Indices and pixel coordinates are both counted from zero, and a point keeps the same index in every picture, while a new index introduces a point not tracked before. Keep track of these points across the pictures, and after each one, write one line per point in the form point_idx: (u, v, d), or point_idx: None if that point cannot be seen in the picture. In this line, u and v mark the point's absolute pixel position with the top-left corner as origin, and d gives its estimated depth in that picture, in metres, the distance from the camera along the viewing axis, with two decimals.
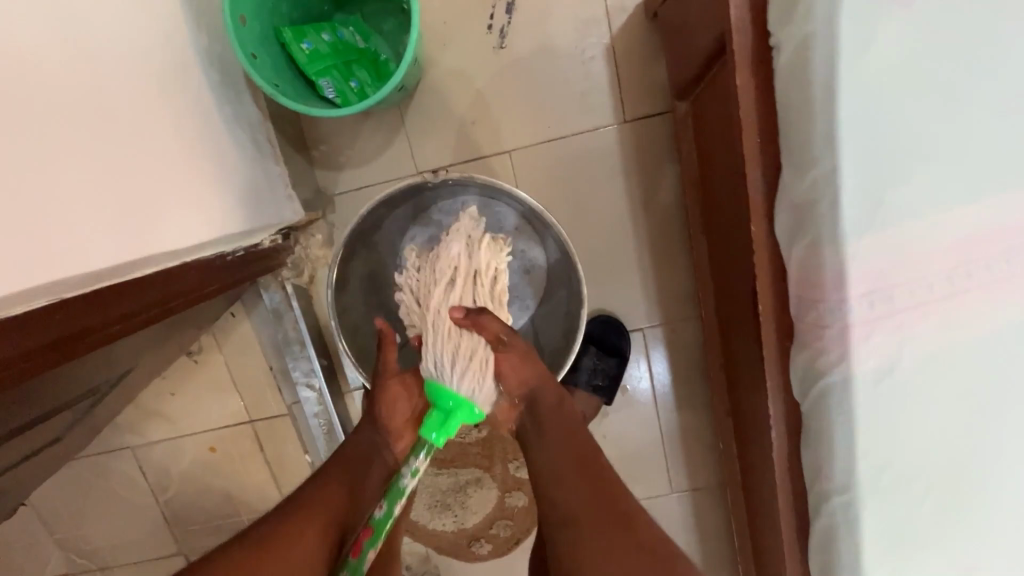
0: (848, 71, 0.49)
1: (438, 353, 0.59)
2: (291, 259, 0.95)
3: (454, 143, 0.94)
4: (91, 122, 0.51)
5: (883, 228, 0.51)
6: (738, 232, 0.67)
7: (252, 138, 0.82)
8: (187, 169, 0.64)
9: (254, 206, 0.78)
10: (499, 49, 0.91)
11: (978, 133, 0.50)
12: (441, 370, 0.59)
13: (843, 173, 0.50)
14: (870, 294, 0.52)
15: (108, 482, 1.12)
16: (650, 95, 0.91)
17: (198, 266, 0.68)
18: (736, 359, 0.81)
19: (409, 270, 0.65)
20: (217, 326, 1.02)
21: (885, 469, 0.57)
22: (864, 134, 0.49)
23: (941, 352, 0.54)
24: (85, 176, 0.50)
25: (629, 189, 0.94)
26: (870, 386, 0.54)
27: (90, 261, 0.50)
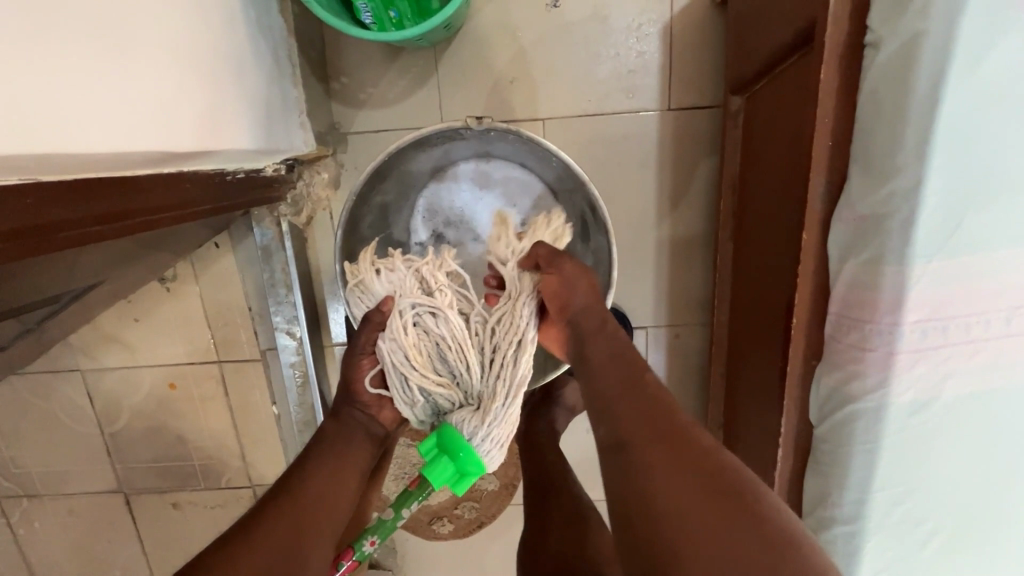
0: (957, 79, 0.45)
1: (493, 426, 0.58)
2: (291, 195, 0.87)
3: (487, 100, 0.87)
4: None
5: (949, 255, 0.48)
6: (779, 239, 0.64)
7: (273, 50, 0.74)
8: (201, 67, 0.57)
9: (266, 127, 0.70)
10: (552, 8, 0.84)
11: None
12: (478, 440, 0.58)
13: (925, 190, 0.47)
14: (923, 323, 0.49)
15: (49, 404, 1.03)
16: (700, 86, 0.86)
17: (193, 180, 0.60)
18: (744, 372, 0.79)
19: (441, 317, 0.60)
20: (197, 255, 0.94)
21: (897, 506, 0.55)
22: (958, 149, 0.46)
23: (981, 391, 0.51)
24: (92, 43, 0.42)
25: (660, 181, 0.90)
26: (903, 418, 0.52)
27: (88, 143, 0.42)
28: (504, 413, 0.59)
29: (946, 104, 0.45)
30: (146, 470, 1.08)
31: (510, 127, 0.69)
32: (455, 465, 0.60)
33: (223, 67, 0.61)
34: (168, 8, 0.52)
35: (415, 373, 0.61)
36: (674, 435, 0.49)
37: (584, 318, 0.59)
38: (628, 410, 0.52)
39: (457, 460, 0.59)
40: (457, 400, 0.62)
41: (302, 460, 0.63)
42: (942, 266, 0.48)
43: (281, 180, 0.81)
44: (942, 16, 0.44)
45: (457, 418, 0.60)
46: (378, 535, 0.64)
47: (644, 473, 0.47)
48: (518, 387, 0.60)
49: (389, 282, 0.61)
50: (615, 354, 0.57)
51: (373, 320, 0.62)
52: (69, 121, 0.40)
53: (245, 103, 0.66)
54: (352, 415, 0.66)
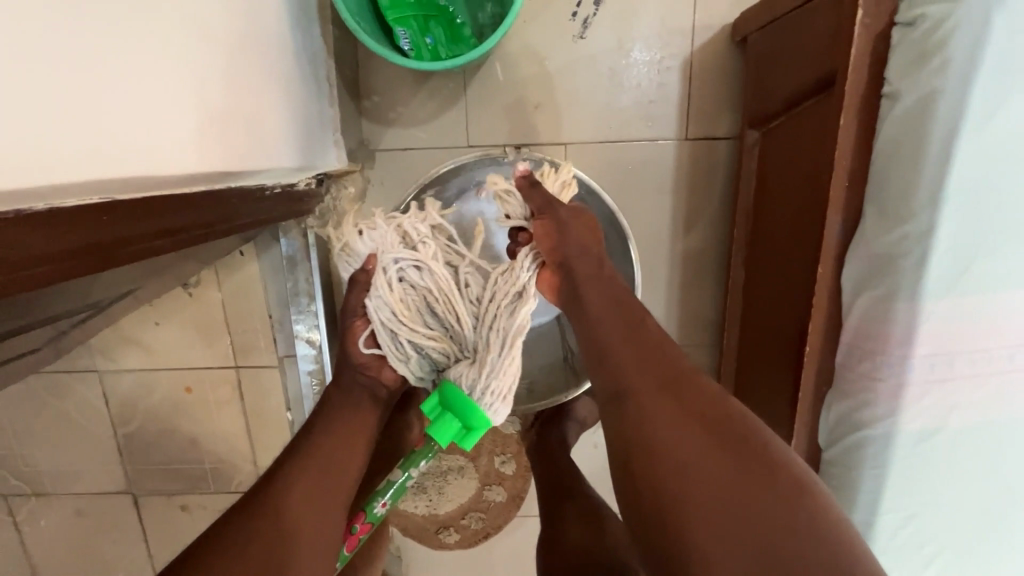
0: (969, 134, 0.49)
1: (490, 375, 0.59)
2: (319, 208, 0.89)
3: (512, 123, 0.91)
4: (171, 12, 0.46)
5: (958, 295, 0.52)
6: (793, 269, 0.68)
7: (313, 71, 0.77)
8: (252, 89, 0.60)
9: (306, 145, 0.73)
10: (578, 38, 0.88)
11: None
12: (474, 387, 0.60)
13: (938, 234, 0.50)
14: (932, 357, 0.53)
15: (63, 403, 1.04)
16: (717, 117, 0.90)
17: (238, 195, 0.63)
18: (752, 394, 0.82)
19: (427, 270, 0.62)
20: (221, 262, 0.95)
21: (902, 529, 0.58)
22: (968, 197, 0.50)
23: (984, 423, 0.55)
24: (158, 71, 0.45)
25: (675, 207, 0.93)
26: (910, 445, 0.55)
27: (153, 165, 0.45)
28: (502, 363, 0.60)
29: (959, 156, 0.49)
30: (156, 472, 1.09)
31: (543, 159, 0.80)
32: (460, 421, 0.62)
33: (270, 89, 0.64)
34: (224, 34, 0.54)
35: (406, 329, 0.63)
36: (671, 381, 0.51)
37: (579, 262, 0.60)
38: (626, 356, 0.54)
39: (461, 416, 0.61)
40: (452, 352, 0.64)
41: (309, 429, 0.64)
42: (951, 304, 0.52)
43: (311, 194, 0.83)
44: (955, 77, 0.48)
45: (455, 373, 0.62)
46: (389, 496, 0.66)
47: (644, 416, 0.50)
48: (512, 336, 0.60)
49: (372, 240, 0.62)
50: (610, 300, 0.58)
51: (359, 282, 0.63)
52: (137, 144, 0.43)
53: (289, 122, 0.69)
54: (353, 380, 0.67)
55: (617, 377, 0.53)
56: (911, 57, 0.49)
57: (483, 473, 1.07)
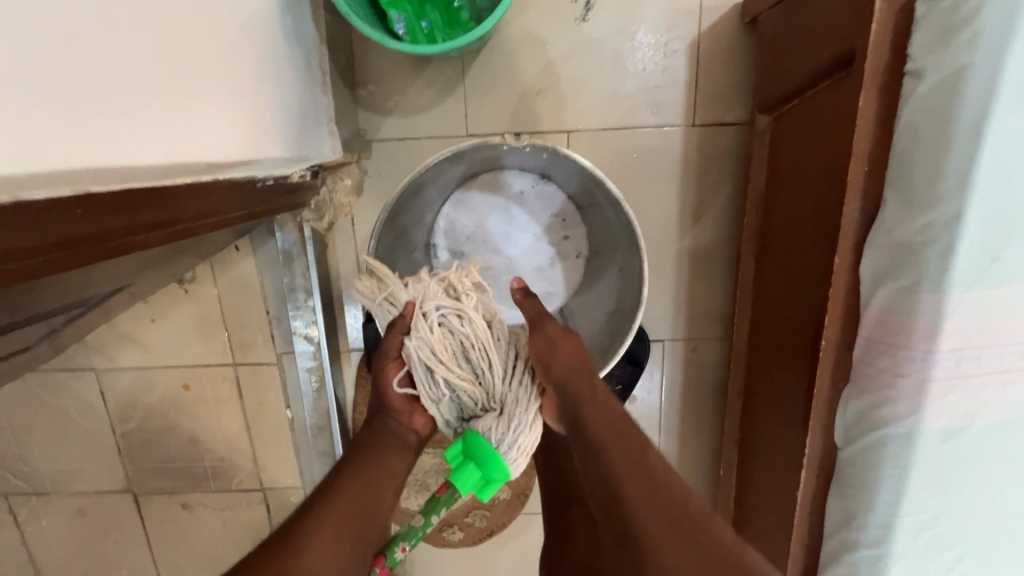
0: (1002, 113, 0.45)
1: (517, 429, 0.58)
2: (315, 201, 0.87)
3: (513, 111, 0.88)
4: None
5: (987, 285, 0.48)
6: (807, 259, 0.65)
7: (306, 58, 0.74)
8: (240, 75, 0.57)
9: (299, 135, 0.71)
10: (581, 21, 0.84)
11: None
12: (502, 439, 0.58)
13: (966, 220, 0.47)
14: (959, 352, 0.49)
15: (61, 403, 1.02)
16: (726, 102, 0.86)
17: (229, 188, 0.60)
18: (764, 389, 0.79)
19: (467, 317, 0.60)
20: (217, 257, 0.93)
21: (924, 531, 0.55)
22: (1000, 181, 0.47)
23: (1014, 421, 0.52)
24: (139, 55, 0.42)
25: (682, 196, 0.90)
26: (934, 444, 0.52)
27: (138, 154, 0.42)
28: (529, 419, 0.59)
29: (989, 137, 0.46)
30: (157, 471, 1.07)
31: (543, 143, 0.72)
32: (481, 472, 0.59)
33: (260, 76, 0.61)
34: (209, 18, 0.52)
35: (442, 369, 0.60)
36: (660, 484, 0.50)
37: (574, 372, 0.58)
38: (618, 455, 0.52)
39: (483, 466, 0.59)
40: (479, 402, 0.61)
41: (337, 472, 0.61)
42: (979, 296, 0.49)
43: (306, 186, 0.80)
44: (987, 52, 0.45)
45: (480, 425, 0.60)
46: (408, 541, 0.63)
47: (632, 497, 0.49)
48: (538, 393, 0.60)
49: (415, 288, 0.61)
50: (606, 400, 0.57)
51: (398, 325, 0.61)
52: (118, 134, 0.40)
53: (281, 111, 0.66)
54: (389, 425, 0.65)
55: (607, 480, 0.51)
56: (939, 30, 0.46)
57: None
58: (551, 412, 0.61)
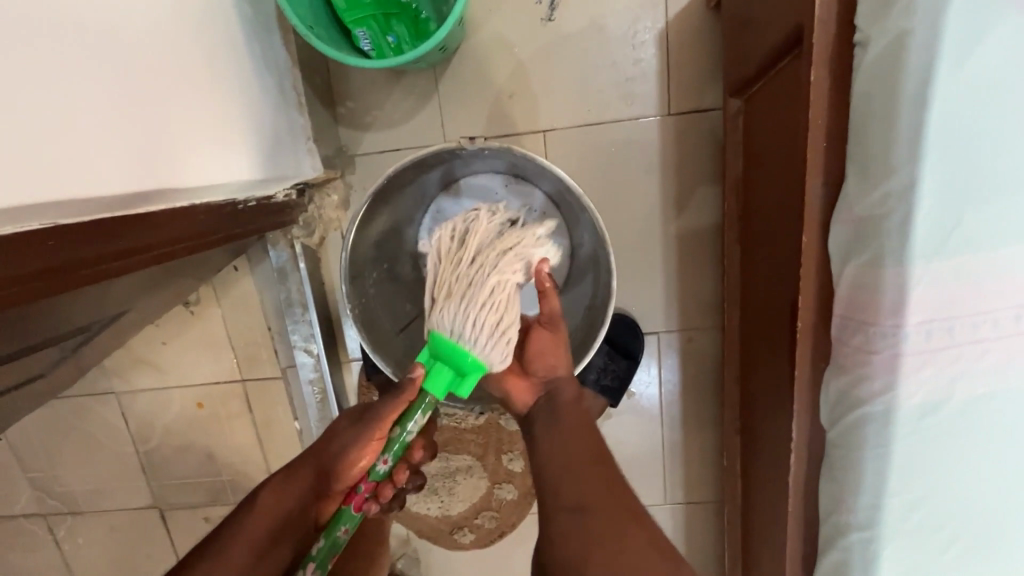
0: (946, 78, 0.44)
1: (464, 313, 0.58)
2: (303, 217, 0.90)
3: (488, 116, 0.89)
4: (104, 30, 0.46)
5: (951, 254, 0.47)
6: (781, 240, 0.64)
7: (278, 81, 0.77)
8: (207, 103, 0.60)
9: (271, 155, 0.73)
10: (547, 22, 0.85)
11: None
12: (450, 322, 0.58)
13: (921, 189, 0.46)
14: (927, 324, 0.48)
15: (88, 425, 1.08)
16: (700, 89, 0.86)
17: (206, 212, 0.62)
18: (756, 375, 0.78)
19: (480, 217, 0.63)
20: (218, 278, 0.98)
21: (912, 511, 0.54)
22: (952, 147, 0.46)
23: (994, 392, 0.50)
24: (96, 92, 0.45)
25: (664, 186, 0.89)
26: (912, 421, 0.51)
27: (100, 186, 0.45)
28: (481, 308, 0.58)
29: (936, 103, 0.45)
30: (179, 487, 1.12)
31: (501, 146, 0.72)
32: (451, 368, 0.60)
33: (229, 102, 0.64)
34: (169, 50, 0.54)
35: (440, 254, 0.63)
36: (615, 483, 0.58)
37: (566, 385, 0.68)
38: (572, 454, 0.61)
39: (452, 360, 0.60)
40: (442, 286, 0.61)
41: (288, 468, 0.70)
42: (944, 266, 0.47)
43: (292, 205, 0.83)
44: (927, 15, 0.44)
45: (438, 312, 0.59)
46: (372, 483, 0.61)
47: (590, 535, 0.54)
48: (491, 289, 0.59)
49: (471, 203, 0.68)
50: (580, 427, 0.64)
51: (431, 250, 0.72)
52: (79, 167, 0.43)
53: (251, 134, 0.69)
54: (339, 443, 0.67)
55: (550, 466, 0.61)
56: None
57: (491, 471, 1.06)
58: (526, 398, 0.70)
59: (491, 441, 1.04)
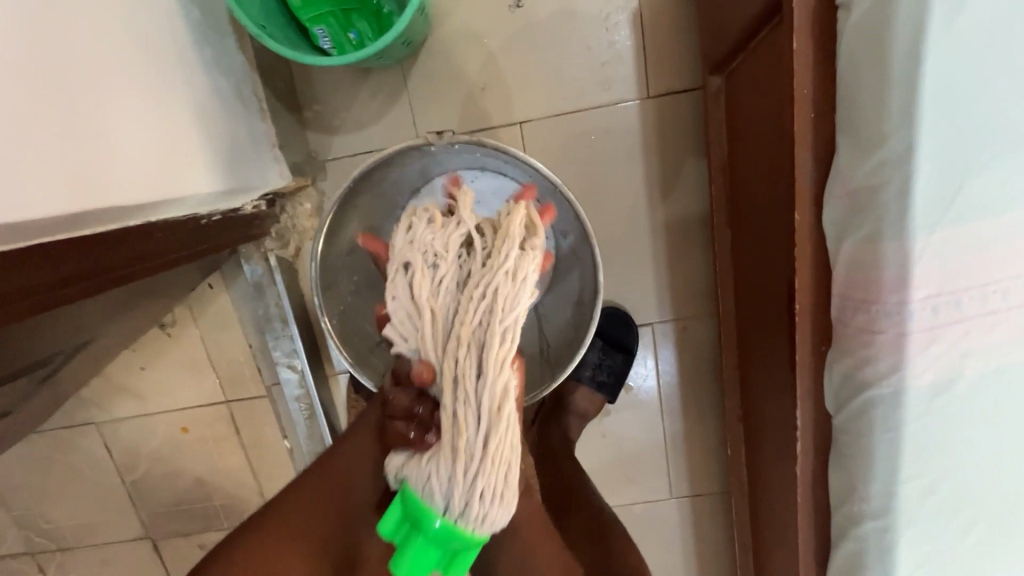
0: (937, 34, 0.41)
1: (450, 468, 0.42)
2: (275, 230, 0.86)
3: (461, 111, 0.85)
4: (23, 37, 0.42)
5: (953, 223, 0.44)
6: (772, 220, 0.61)
7: (235, 87, 0.73)
8: (154, 112, 0.56)
9: (231, 165, 0.69)
10: (515, 8, 0.82)
11: None
12: (431, 483, 0.42)
13: (916, 155, 0.43)
14: (934, 298, 0.45)
15: (70, 458, 1.04)
16: (678, 69, 0.83)
17: (164, 228, 0.57)
18: (756, 361, 0.75)
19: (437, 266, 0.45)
20: (193, 297, 0.94)
21: (929, 495, 0.51)
22: (947, 108, 0.43)
23: (1007, 366, 0.47)
24: (20, 105, 0.40)
25: (648, 173, 0.86)
26: (924, 402, 0.48)
27: (38, 207, 0.41)
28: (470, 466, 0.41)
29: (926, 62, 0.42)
30: (170, 515, 1.08)
31: (471, 139, 0.68)
32: (437, 548, 0.43)
33: (179, 110, 0.60)
34: (100, 57, 0.50)
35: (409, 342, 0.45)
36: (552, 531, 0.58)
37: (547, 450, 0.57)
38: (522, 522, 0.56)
39: (437, 541, 0.42)
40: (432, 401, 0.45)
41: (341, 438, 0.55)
42: (948, 235, 0.44)
43: (262, 216, 0.78)
44: None
45: (414, 468, 0.43)
46: None
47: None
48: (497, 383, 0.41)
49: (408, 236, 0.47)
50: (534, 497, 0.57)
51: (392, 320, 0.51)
52: (6, 190, 0.38)
53: (207, 143, 0.65)
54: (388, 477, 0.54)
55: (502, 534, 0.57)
56: None
57: None
58: None
59: None
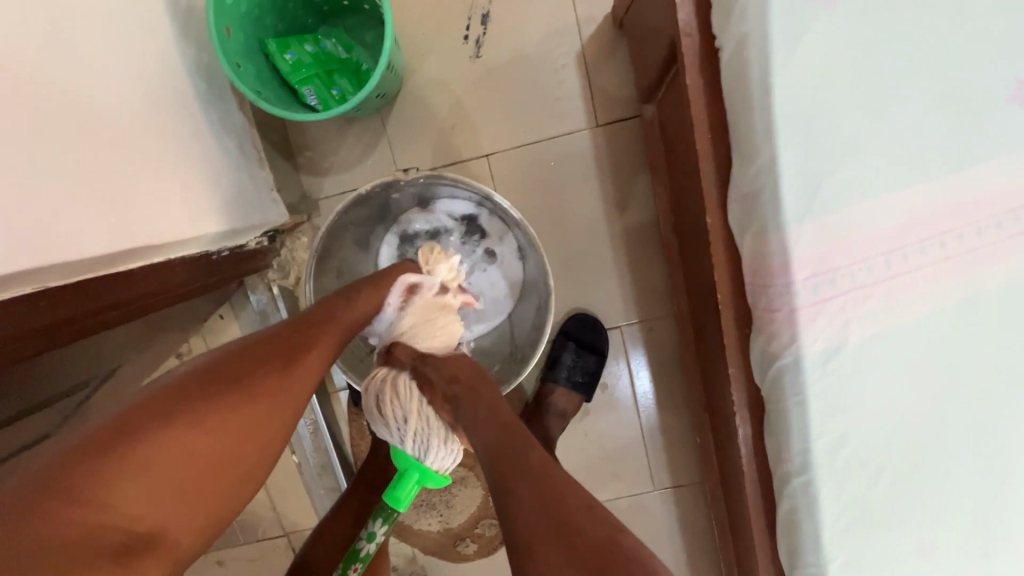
0: (782, 71, 0.53)
1: (415, 433, 0.66)
2: (277, 262, 0.99)
3: (434, 148, 0.97)
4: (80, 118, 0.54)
5: (820, 214, 0.54)
6: (697, 224, 0.71)
7: (237, 141, 0.85)
8: (175, 167, 0.68)
9: (240, 206, 0.82)
10: (475, 58, 0.95)
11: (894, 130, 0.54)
12: (404, 440, 0.67)
13: (783, 162, 0.53)
14: (813, 277, 0.55)
15: None
16: (621, 100, 0.94)
17: (184, 263, 0.71)
18: (707, 351, 0.84)
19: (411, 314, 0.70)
20: (206, 326, 1.02)
21: (839, 449, 0.59)
22: (802, 124, 0.53)
23: (883, 331, 0.56)
24: (76, 170, 0.52)
25: (603, 192, 0.97)
26: (819, 367, 0.57)
27: (84, 248, 0.52)
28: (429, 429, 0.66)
29: (778, 90, 0.53)
30: None
31: (434, 174, 0.80)
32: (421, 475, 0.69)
33: (194, 164, 0.72)
34: (135, 124, 0.61)
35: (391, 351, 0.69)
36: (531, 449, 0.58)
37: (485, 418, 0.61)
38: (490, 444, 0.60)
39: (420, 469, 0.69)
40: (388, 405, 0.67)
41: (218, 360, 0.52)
42: (817, 225, 0.54)
43: (266, 250, 0.92)
44: (758, 19, 0.52)
45: (390, 430, 0.68)
46: (359, 564, 0.72)
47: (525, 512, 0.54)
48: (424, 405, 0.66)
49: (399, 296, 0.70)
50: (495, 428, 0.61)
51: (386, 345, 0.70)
52: (51, 234, 0.49)
53: (218, 190, 0.77)
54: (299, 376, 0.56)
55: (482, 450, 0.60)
56: (722, 10, 0.55)
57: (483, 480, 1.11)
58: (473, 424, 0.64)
59: None
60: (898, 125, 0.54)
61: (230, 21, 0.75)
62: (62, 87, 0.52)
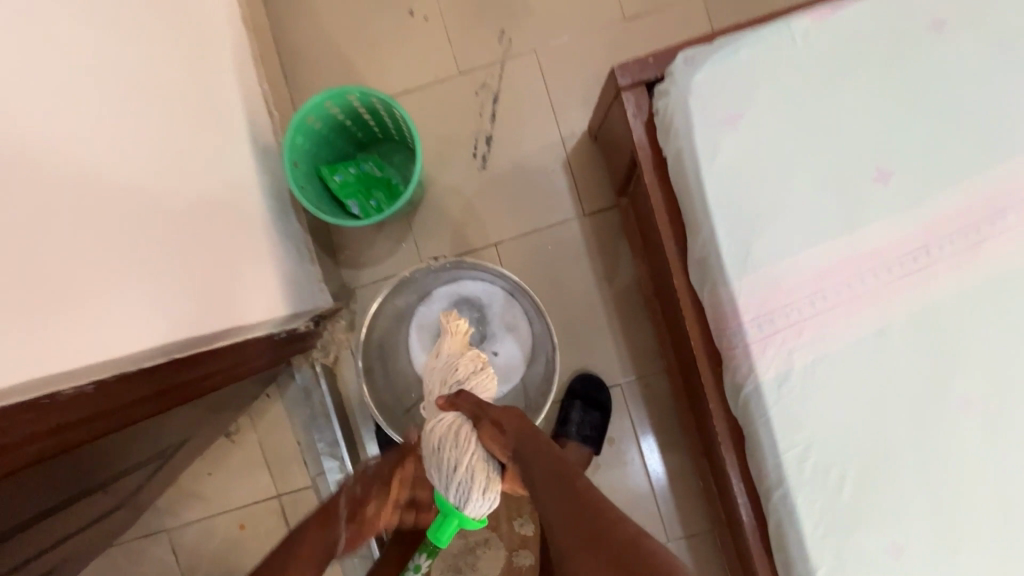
0: (710, 168, 0.73)
1: (455, 482, 0.66)
2: (320, 342, 1.15)
3: (452, 241, 1.17)
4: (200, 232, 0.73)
5: (755, 270, 0.71)
6: (669, 287, 0.88)
7: (295, 244, 1.06)
8: (256, 265, 0.87)
9: (297, 296, 0.99)
10: (482, 169, 1.18)
11: (799, 204, 0.73)
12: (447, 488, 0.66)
13: (721, 233, 0.72)
14: (757, 318, 0.70)
15: (141, 567, 1.19)
16: (602, 194, 1.16)
17: (255, 342, 0.86)
18: (696, 395, 0.97)
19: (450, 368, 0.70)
20: (254, 408, 1.18)
21: (805, 461, 0.71)
22: (729, 206, 0.73)
23: (820, 357, 0.70)
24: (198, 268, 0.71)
25: (594, 267, 1.16)
26: (775, 389, 0.71)
27: (204, 325, 0.69)
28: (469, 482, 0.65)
29: (708, 183, 0.73)
30: None
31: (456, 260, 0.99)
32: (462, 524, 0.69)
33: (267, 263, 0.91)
34: (232, 235, 0.81)
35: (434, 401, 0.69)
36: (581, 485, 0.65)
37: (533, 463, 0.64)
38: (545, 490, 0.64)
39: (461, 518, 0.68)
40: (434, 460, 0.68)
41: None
42: (753, 278, 0.71)
43: (311, 333, 1.07)
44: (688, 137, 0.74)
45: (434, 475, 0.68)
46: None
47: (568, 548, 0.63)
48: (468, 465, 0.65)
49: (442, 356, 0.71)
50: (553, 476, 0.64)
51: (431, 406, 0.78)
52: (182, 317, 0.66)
53: (282, 283, 0.95)
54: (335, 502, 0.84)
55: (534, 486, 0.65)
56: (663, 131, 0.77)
57: (507, 539, 1.17)
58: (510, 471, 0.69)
59: (501, 510, 1.17)
60: (802, 201, 0.73)
61: (297, 155, 0.98)
62: (190, 211, 0.72)
